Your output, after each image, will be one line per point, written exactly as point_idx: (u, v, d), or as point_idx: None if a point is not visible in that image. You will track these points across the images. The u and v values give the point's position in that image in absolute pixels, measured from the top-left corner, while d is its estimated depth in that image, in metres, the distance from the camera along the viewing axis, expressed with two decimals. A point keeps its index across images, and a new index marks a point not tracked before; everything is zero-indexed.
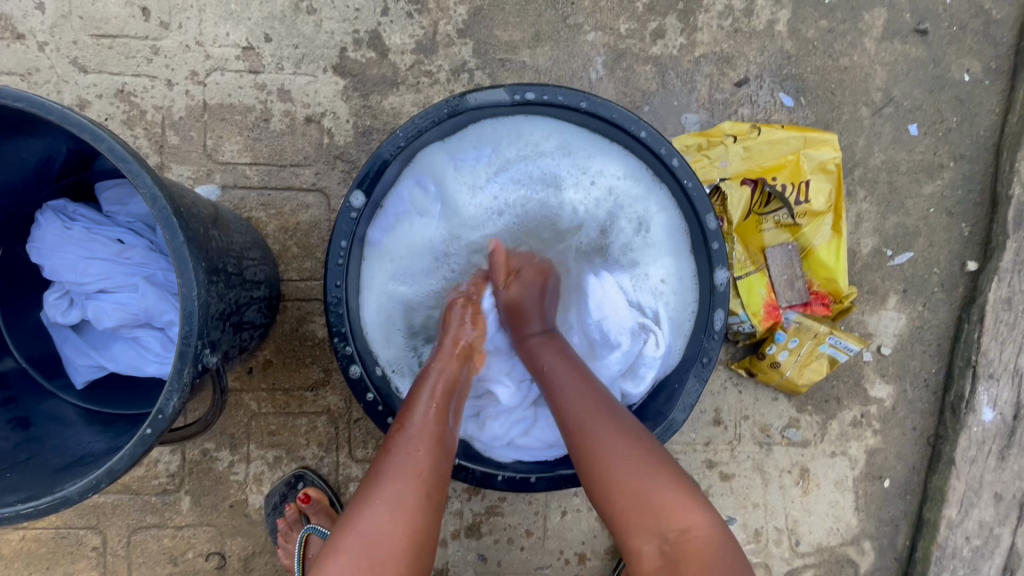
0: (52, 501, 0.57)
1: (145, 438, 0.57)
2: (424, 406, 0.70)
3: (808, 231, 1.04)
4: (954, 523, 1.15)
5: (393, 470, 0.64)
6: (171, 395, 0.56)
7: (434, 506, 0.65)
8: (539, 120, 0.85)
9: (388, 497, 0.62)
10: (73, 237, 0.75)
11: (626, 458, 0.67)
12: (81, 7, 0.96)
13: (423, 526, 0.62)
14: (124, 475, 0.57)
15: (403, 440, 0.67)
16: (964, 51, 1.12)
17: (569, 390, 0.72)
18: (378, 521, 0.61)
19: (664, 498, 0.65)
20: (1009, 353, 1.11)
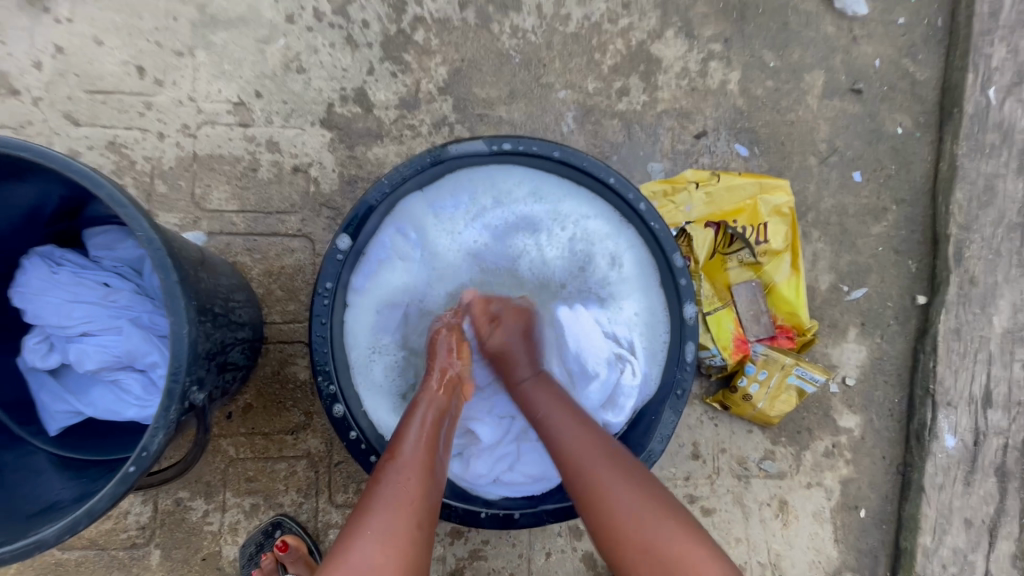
0: (24, 546, 0.56)
1: (127, 476, 0.57)
2: (413, 436, 0.72)
3: (769, 268, 1.12)
4: (930, 551, 1.17)
5: (381, 505, 0.65)
6: (156, 431, 0.57)
7: (424, 538, 0.65)
8: (512, 170, 0.90)
9: (381, 532, 0.62)
10: (59, 281, 0.76)
11: (647, 517, 0.67)
12: (78, 66, 1.01)
13: (413, 558, 0.62)
14: (102, 517, 0.56)
15: (391, 469, 0.68)
16: (895, 107, 1.25)
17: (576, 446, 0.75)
18: (372, 558, 0.60)
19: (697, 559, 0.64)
20: (963, 381, 1.18)
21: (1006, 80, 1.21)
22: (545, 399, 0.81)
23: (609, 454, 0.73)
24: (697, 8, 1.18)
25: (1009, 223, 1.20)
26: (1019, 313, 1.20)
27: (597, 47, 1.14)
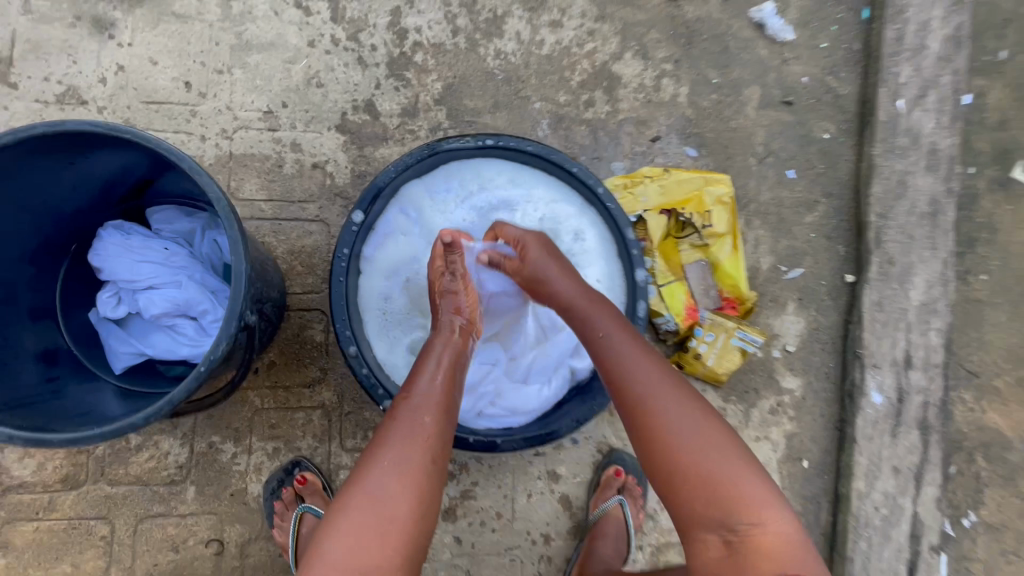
0: (118, 426, 0.75)
1: (199, 374, 0.77)
2: (425, 382, 0.85)
3: (715, 248, 1.32)
4: (864, 494, 1.35)
5: (399, 440, 0.78)
6: (220, 341, 0.77)
7: (437, 472, 0.78)
8: (493, 163, 1.12)
9: (398, 464, 0.75)
10: (129, 245, 0.95)
11: (703, 442, 0.78)
12: (135, 81, 1.21)
13: (428, 490, 0.76)
14: (179, 405, 0.76)
15: (409, 407, 0.82)
16: (821, 117, 1.48)
17: (642, 373, 0.84)
18: (391, 486, 0.74)
19: (743, 482, 0.75)
20: (887, 346, 1.37)
21: (913, 93, 1.43)
22: (611, 327, 0.90)
23: (671, 382, 0.84)
24: (650, 35, 1.41)
25: (921, 211, 1.41)
26: (934, 288, 1.39)
27: (567, 67, 1.37)
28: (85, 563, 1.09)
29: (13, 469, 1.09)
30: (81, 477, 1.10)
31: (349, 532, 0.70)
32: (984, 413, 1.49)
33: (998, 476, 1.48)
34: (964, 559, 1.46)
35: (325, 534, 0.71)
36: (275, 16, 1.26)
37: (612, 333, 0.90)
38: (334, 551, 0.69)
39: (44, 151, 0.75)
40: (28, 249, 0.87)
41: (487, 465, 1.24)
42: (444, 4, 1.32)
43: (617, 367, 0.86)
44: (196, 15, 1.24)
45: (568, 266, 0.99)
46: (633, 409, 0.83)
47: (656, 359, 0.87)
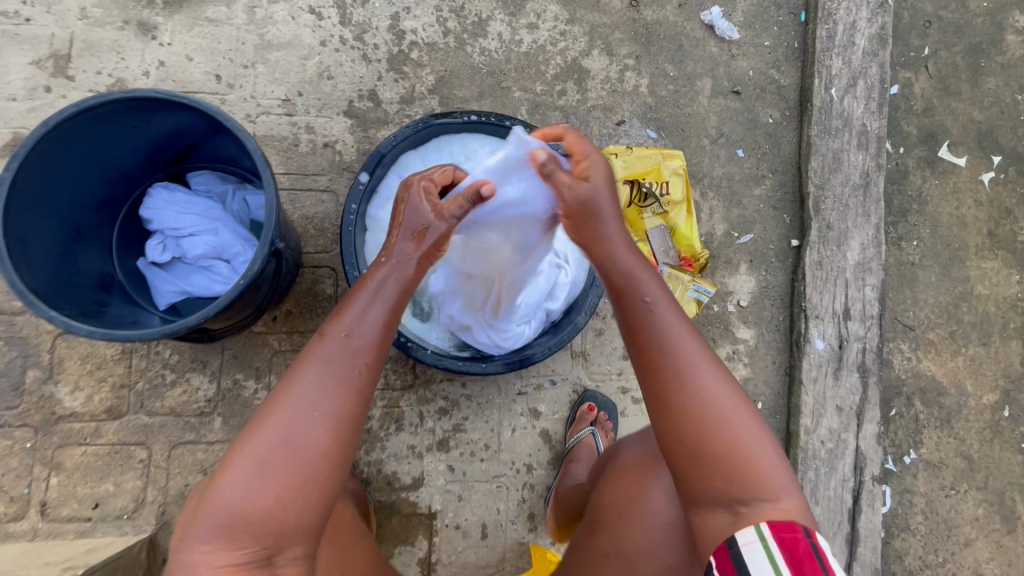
0: (176, 326, 0.94)
1: (240, 286, 0.97)
2: (349, 325, 0.80)
3: (673, 214, 1.53)
4: (811, 430, 1.52)
5: (318, 387, 0.76)
6: (257, 259, 0.98)
7: (350, 419, 0.76)
8: (477, 137, 1.32)
9: (325, 414, 0.74)
10: (175, 200, 1.15)
11: (735, 417, 0.80)
12: (174, 74, 1.43)
13: (342, 439, 0.75)
14: (223, 309, 0.96)
15: (340, 346, 0.78)
16: (766, 103, 1.69)
17: (683, 344, 0.83)
18: (316, 436, 0.74)
19: (764, 460, 0.79)
20: (827, 300, 1.56)
21: (843, 82, 1.65)
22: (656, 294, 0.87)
23: (705, 355, 0.83)
24: (615, 35, 1.63)
25: (854, 183, 1.61)
26: (867, 249, 1.58)
27: (542, 62, 1.59)
28: (126, 482, 1.26)
29: (65, 400, 1.26)
30: (123, 408, 1.27)
31: (260, 474, 0.71)
32: (920, 362, 1.67)
33: (935, 419, 1.65)
34: (906, 492, 1.62)
35: (235, 471, 0.71)
36: (292, 20, 1.48)
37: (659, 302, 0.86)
38: (246, 492, 0.71)
39: (119, 112, 0.98)
40: (95, 200, 1.08)
41: (476, 402, 1.41)
42: (436, 10, 1.55)
43: (653, 336, 0.84)
44: (226, 20, 1.46)
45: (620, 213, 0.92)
46: (665, 381, 0.82)
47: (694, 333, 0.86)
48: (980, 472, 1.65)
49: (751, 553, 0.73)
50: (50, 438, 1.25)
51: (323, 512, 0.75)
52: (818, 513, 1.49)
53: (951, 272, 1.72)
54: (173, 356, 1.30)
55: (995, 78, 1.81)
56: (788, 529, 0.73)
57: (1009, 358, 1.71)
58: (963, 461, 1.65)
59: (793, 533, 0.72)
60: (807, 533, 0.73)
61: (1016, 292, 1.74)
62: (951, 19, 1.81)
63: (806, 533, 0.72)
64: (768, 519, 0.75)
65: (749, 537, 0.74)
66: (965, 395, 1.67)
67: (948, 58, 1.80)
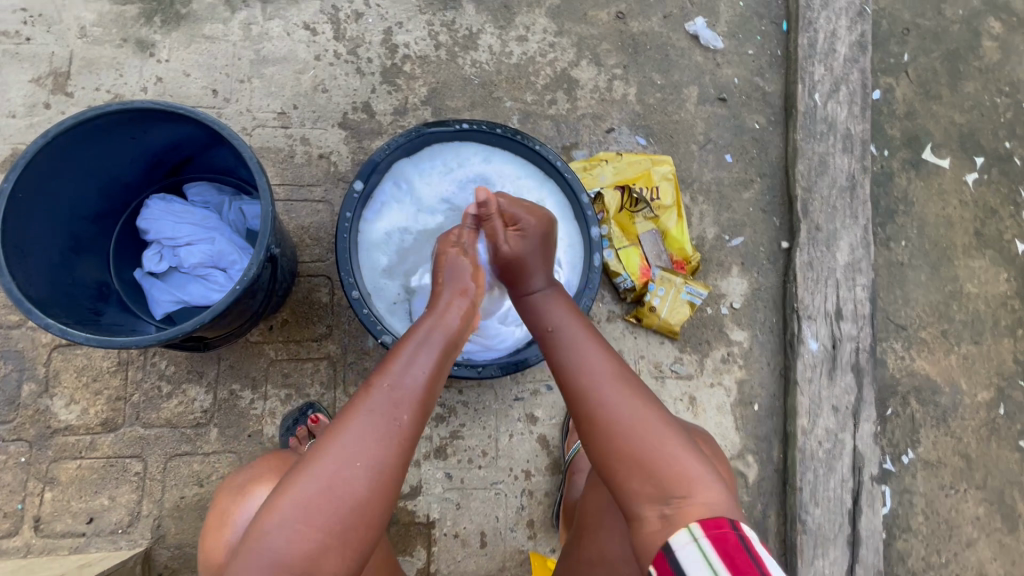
0: (172, 333, 0.94)
1: (235, 292, 0.98)
2: (391, 380, 0.90)
3: (663, 218, 1.55)
4: (808, 430, 1.52)
5: (364, 435, 0.84)
6: (252, 265, 0.98)
7: (389, 465, 0.84)
8: (469, 145, 1.35)
9: (366, 462, 0.82)
10: (172, 211, 1.17)
11: (637, 419, 0.91)
12: (172, 90, 1.46)
13: (384, 485, 0.83)
14: (219, 316, 0.96)
15: (385, 397, 0.87)
16: (752, 110, 1.73)
17: (586, 359, 0.99)
18: (357, 483, 0.81)
19: (674, 454, 0.87)
20: (819, 300, 1.58)
21: (826, 88, 1.68)
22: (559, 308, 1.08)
23: (613, 370, 0.97)
24: (603, 46, 1.67)
25: (840, 185, 1.64)
26: (856, 250, 1.61)
27: (532, 72, 1.62)
28: (121, 496, 1.25)
29: (60, 414, 1.26)
30: (119, 420, 1.27)
31: (303, 517, 0.78)
32: (913, 361, 1.68)
33: (931, 417, 1.66)
34: (906, 493, 1.62)
35: (280, 511, 0.78)
36: (287, 36, 1.52)
37: (563, 326, 1.05)
38: (289, 537, 0.77)
39: (117, 124, 1.00)
40: (92, 212, 1.10)
41: (473, 408, 1.41)
42: (428, 24, 1.59)
43: (561, 352, 1.02)
44: (222, 37, 1.49)
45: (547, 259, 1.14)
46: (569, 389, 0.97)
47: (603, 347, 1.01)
48: (979, 471, 1.65)
49: (685, 555, 0.77)
50: (44, 452, 1.24)
51: (359, 559, 0.80)
52: (819, 515, 1.49)
53: (940, 271, 1.74)
54: (170, 367, 1.30)
55: (973, 82, 1.86)
56: (717, 524, 0.79)
57: (1001, 356, 1.72)
58: (961, 459, 1.65)
59: (719, 529, 0.78)
60: (733, 527, 0.79)
61: (1004, 290, 1.76)
62: (928, 26, 1.86)
63: (731, 526, 0.79)
64: (698, 518, 0.80)
65: (683, 540, 0.79)
66: (959, 393, 1.68)
67: (927, 64, 1.85)
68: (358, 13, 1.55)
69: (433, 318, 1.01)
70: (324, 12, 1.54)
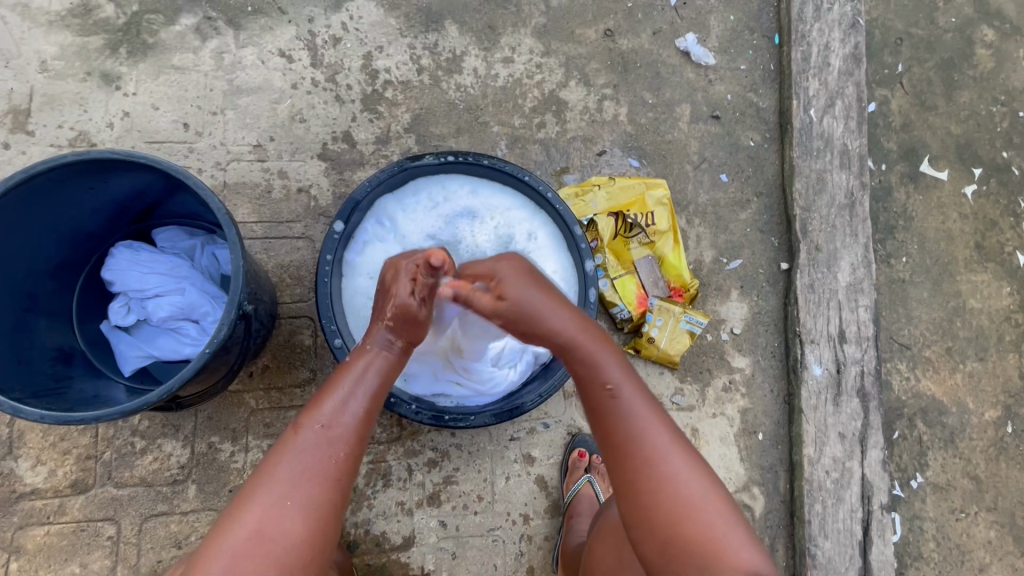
0: (137, 403, 0.87)
1: (205, 355, 0.91)
2: (320, 416, 0.84)
3: (659, 244, 1.50)
4: (814, 460, 1.47)
5: (292, 476, 0.79)
6: (223, 325, 0.92)
7: (318, 501, 0.78)
8: (455, 177, 1.29)
9: (298, 501, 0.77)
10: (139, 259, 1.09)
11: (705, 501, 0.84)
12: (140, 125, 1.39)
13: (319, 526, 0.78)
14: (187, 382, 0.89)
15: (314, 436, 0.82)
16: (747, 126, 1.68)
17: (647, 429, 0.88)
18: (289, 525, 0.76)
19: (730, 539, 0.82)
20: (821, 323, 1.53)
21: (821, 103, 1.64)
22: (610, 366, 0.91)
23: (677, 441, 0.88)
24: (591, 65, 1.62)
25: (839, 203, 1.59)
26: (858, 270, 1.56)
27: (520, 95, 1.56)
28: (93, 562, 1.18)
29: (26, 477, 1.19)
30: (89, 481, 1.20)
31: (236, 565, 0.73)
32: (918, 381, 1.64)
33: (938, 439, 1.62)
34: (916, 519, 1.57)
35: (208, 567, 0.72)
36: (262, 64, 1.45)
37: (623, 382, 0.91)
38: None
39: (73, 175, 0.93)
40: (52, 265, 1.04)
41: (467, 451, 1.35)
42: (410, 48, 1.52)
43: (624, 423, 0.89)
44: (193, 67, 1.42)
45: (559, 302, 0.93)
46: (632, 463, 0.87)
47: (662, 419, 0.90)
48: (989, 492, 1.61)
49: None
50: (11, 518, 1.18)
51: None
52: (829, 548, 1.44)
53: (943, 287, 1.70)
54: (143, 422, 1.23)
55: (970, 91, 1.81)
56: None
57: (1007, 372, 1.68)
58: (971, 481, 1.61)
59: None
60: None
61: (1008, 305, 1.72)
62: (922, 35, 1.82)
63: None
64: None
65: None
66: (966, 413, 1.64)
67: (922, 74, 1.81)
68: (336, 38, 1.49)
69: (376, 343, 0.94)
70: (300, 38, 1.47)
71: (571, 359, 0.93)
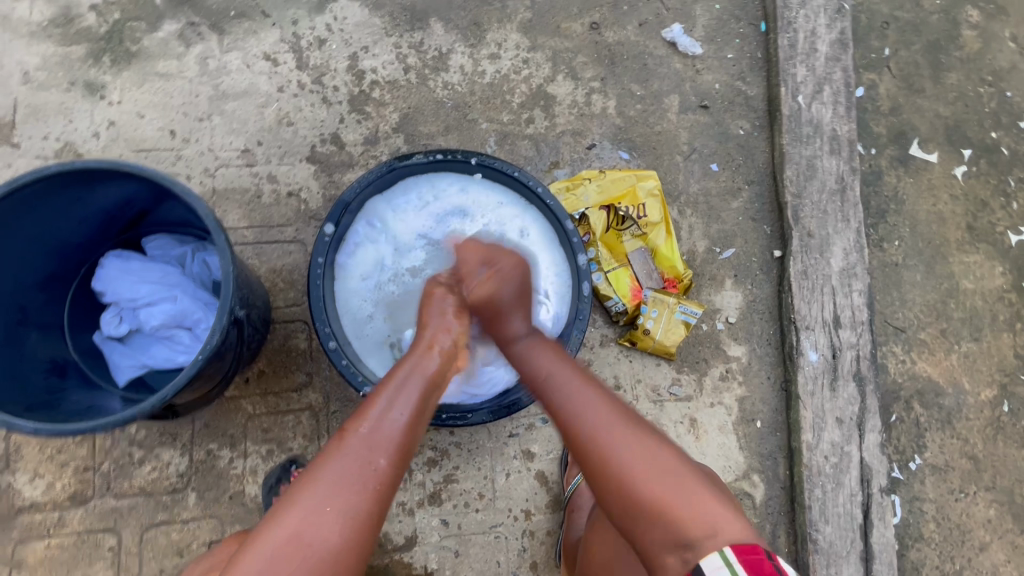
0: (131, 412, 0.87)
1: (197, 362, 0.90)
2: (371, 420, 0.83)
3: (652, 235, 1.50)
4: (813, 445, 1.48)
5: (336, 480, 0.77)
6: (215, 331, 0.91)
7: (361, 511, 0.76)
8: (444, 176, 1.29)
9: (336, 509, 0.75)
10: (129, 269, 1.09)
11: (656, 471, 0.83)
12: (126, 133, 1.38)
13: (360, 538, 0.75)
14: (181, 390, 0.88)
15: (360, 442, 0.80)
16: (736, 116, 1.67)
17: (584, 405, 0.90)
18: (326, 531, 0.74)
19: (698, 504, 0.80)
20: (816, 309, 1.53)
21: (809, 89, 1.63)
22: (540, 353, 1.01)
23: (617, 413, 0.89)
24: (578, 59, 1.62)
25: (830, 189, 1.59)
26: (850, 255, 1.56)
27: (507, 91, 1.56)
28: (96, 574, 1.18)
29: (24, 490, 1.19)
30: (88, 492, 1.20)
31: (270, 568, 0.70)
32: (914, 363, 1.65)
33: (936, 421, 1.62)
34: (916, 500, 1.58)
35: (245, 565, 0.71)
36: (247, 68, 1.44)
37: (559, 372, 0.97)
38: None
39: (58, 187, 0.93)
40: (40, 277, 1.03)
41: (466, 449, 1.35)
42: (395, 47, 1.51)
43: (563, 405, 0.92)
44: (177, 73, 1.42)
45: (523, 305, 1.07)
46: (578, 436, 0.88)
47: (603, 393, 0.92)
48: (987, 472, 1.62)
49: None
50: (11, 532, 1.18)
51: None
52: (830, 533, 1.45)
53: (935, 269, 1.70)
54: (140, 431, 1.23)
55: (957, 73, 1.82)
56: (751, 551, 0.75)
57: (1002, 352, 1.69)
58: (969, 461, 1.62)
59: (754, 555, 0.74)
60: (768, 553, 0.74)
61: (1001, 284, 1.73)
62: (907, 18, 1.82)
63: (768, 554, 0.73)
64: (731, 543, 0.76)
65: (714, 563, 0.74)
66: (962, 393, 1.65)
67: (909, 57, 1.81)
68: (321, 40, 1.48)
69: (414, 359, 0.94)
70: (285, 41, 1.46)
71: (523, 360, 1.02)
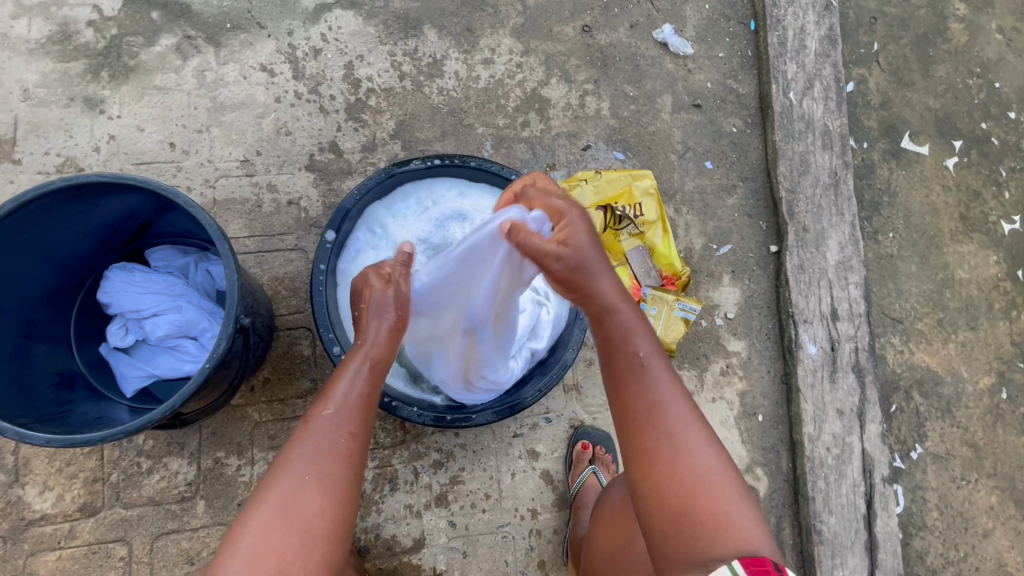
0: (141, 421, 0.88)
1: (204, 371, 0.91)
2: (343, 393, 0.85)
3: (649, 234, 1.52)
4: (815, 437, 1.49)
5: (312, 455, 0.79)
6: (221, 339, 0.93)
7: (342, 477, 0.79)
8: (442, 181, 1.30)
9: (319, 478, 0.77)
10: (134, 280, 1.10)
11: (720, 478, 0.81)
12: (127, 147, 1.40)
13: (343, 506, 0.78)
14: (190, 398, 0.90)
15: (330, 418, 0.82)
16: (729, 113, 1.69)
17: (665, 395, 0.86)
18: (311, 500, 0.76)
19: (740, 517, 0.79)
20: (813, 303, 1.55)
21: (800, 85, 1.65)
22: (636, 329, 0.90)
23: (693, 415, 0.86)
24: (571, 61, 1.64)
25: (823, 183, 1.61)
26: (846, 248, 1.58)
27: (502, 96, 1.58)
28: None
29: (34, 503, 1.20)
30: (98, 504, 1.21)
31: (261, 541, 0.71)
32: (912, 354, 1.66)
33: (935, 410, 1.64)
34: (919, 489, 1.60)
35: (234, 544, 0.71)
36: (244, 79, 1.46)
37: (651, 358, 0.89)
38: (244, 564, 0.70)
39: (62, 202, 0.94)
40: (46, 291, 1.04)
41: (472, 450, 1.36)
42: (390, 55, 1.53)
43: (643, 389, 0.86)
44: (176, 86, 1.43)
45: (610, 264, 0.92)
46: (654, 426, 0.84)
47: (682, 391, 0.88)
48: (988, 459, 1.64)
49: None
50: (21, 546, 1.19)
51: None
52: (834, 524, 1.46)
53: (930, 260, 1.72)
54: (148, 442, 1.24)
55: (945, 65, 1.84)
56: (758, 561, 0.74)
57: (999, 341, 1.71)
58: (970, 449, 1.63)
59: (762, 566, 0.73)
60: (777, 568, 0.73)
61: (995, 273, 1.75)
62: (895, 13, 1.84)
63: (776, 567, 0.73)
64: (738, 555, 0.75)
65: None
66: (961, 382, 1.66)
67: (898, 51, 1.83)
68: (317, 50, 1.50)
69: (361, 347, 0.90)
70: (281, 52, 1.48)
71: (605, 321, 0.91)
